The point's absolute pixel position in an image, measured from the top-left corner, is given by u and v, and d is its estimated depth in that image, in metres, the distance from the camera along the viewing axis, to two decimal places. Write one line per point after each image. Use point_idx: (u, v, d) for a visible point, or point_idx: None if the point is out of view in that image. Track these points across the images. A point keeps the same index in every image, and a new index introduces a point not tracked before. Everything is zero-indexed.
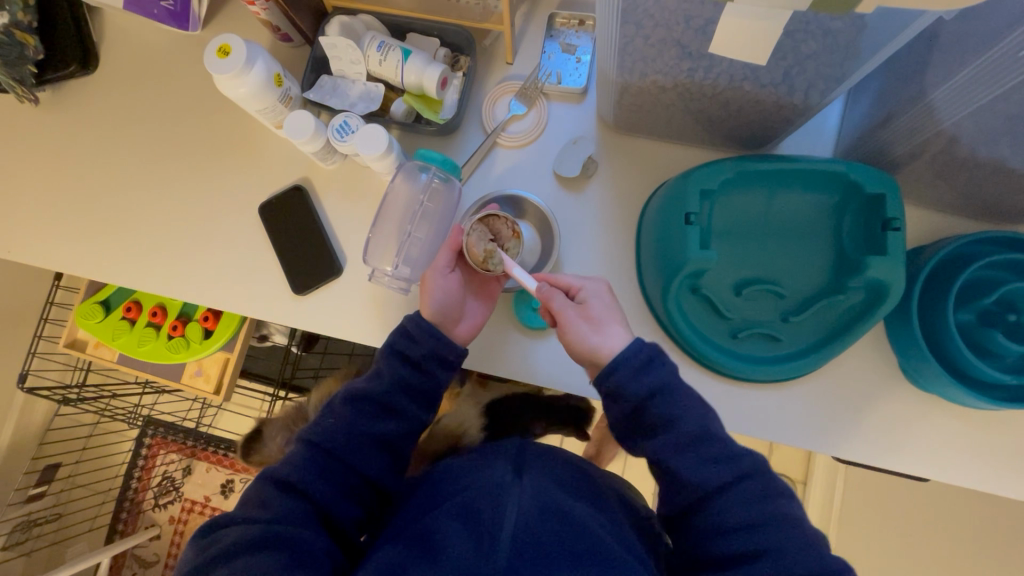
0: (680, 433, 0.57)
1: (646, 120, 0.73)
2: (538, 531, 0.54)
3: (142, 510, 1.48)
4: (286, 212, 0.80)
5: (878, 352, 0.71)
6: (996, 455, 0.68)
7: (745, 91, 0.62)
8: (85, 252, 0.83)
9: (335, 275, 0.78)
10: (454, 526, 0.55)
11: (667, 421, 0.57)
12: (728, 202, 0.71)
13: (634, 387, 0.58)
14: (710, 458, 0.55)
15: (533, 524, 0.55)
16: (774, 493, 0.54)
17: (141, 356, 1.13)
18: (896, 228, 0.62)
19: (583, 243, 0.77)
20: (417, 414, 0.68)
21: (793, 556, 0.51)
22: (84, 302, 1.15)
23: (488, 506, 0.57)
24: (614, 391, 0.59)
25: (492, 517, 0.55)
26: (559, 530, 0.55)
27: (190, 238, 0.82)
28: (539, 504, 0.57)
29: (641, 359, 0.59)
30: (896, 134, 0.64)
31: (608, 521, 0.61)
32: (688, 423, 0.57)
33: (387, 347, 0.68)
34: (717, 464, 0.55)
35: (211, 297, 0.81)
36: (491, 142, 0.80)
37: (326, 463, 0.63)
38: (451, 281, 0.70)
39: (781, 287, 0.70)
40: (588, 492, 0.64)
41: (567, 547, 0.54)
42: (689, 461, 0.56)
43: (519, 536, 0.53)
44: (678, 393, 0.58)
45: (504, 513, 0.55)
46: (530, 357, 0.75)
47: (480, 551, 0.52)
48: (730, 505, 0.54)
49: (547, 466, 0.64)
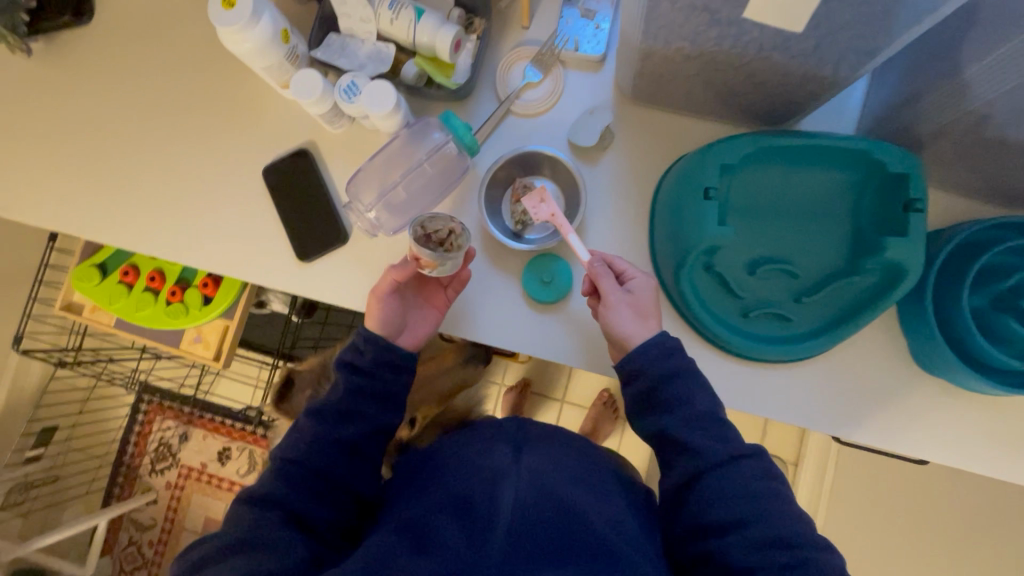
0: (707, 436, 0.60)
1: (666, 91, 0.71)
2: (527, 525, 0.53)
3: (138, 474, 1.48)
4: (290, 176, 0.78)
5: (888, 335, 0.71)
6: (990, 439, 0.69)
7: (773, 61, 0.60)
8: (79, 211, 0.80)
9: (340, 242, 0.76)
10: (454, 518, 0.53)
11: (692, 438, 0.60)
12: (745, 177, 0.70)
13: (656, 371, 0.62)
14: (742, 473, 0.58)
15: (525, 518, 0.53)
16: (791, 515, 0.56)
17: (138, 321, 1.11)
18: (918, 209, 0.61)
19: (597, 215, 0.75)
20: (378, 416, 0.67)
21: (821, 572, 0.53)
22: (79, 265, 1.12)
23: (484, 497, 0.55)
24: (637, 372, 0.63)
25: (490, 501, 0.54)
26: (554, 519, 0.54)
27: (190, 200, 0.79)
28: (536, 490, 0.56)
29: (666, 346, 0.63)
30: (924, 112, 0.62)
31: (610, 508, 0.59)
32: (701, 403, 0.61)
33: (337, 361, 0.70)
34: (741, 482, 0.58)
35: (209, 262, 0.79)
36: (505, 109, 0.77)
37: (305, 461, 0.64)
38: (393, 302, 0.70)
39: (795, 267, 0.70)
40: (593, 478, 0.63)
41: (557, 540, 0.52)
42: (713, 478, 0.58)
43: (515, 525, 0.52)
44: (700, 383, 0.62)
45: (501, 496, 0.55)
46: (524, 325, 0.74)
47: (473, 545, 0.51)
48: (758, 522, 0.56)
49: (547, 448, 0.64)
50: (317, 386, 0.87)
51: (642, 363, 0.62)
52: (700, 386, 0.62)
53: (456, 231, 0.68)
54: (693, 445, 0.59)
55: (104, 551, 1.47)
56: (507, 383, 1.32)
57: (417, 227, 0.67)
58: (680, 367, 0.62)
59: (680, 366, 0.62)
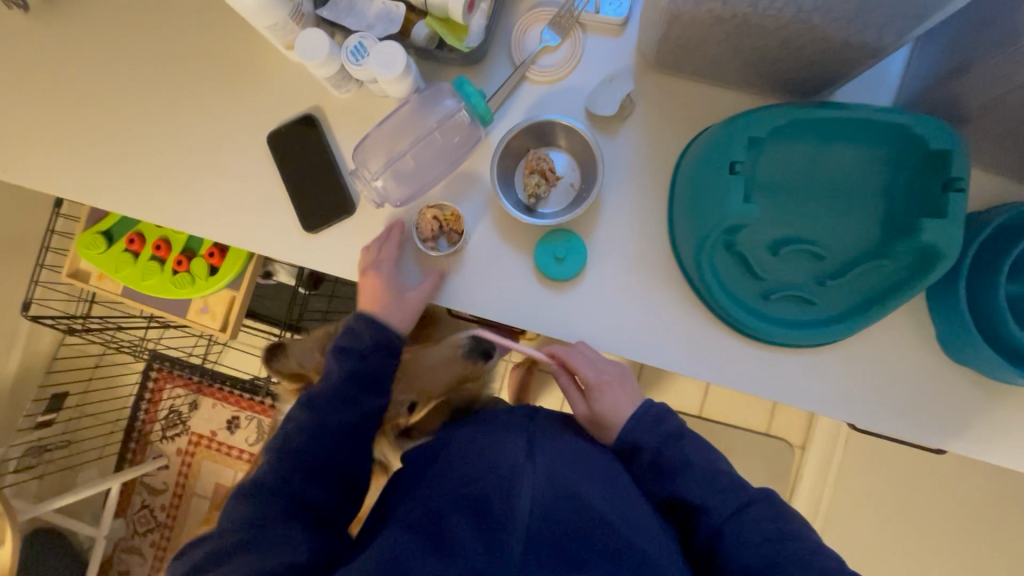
0: (723, 493, 0.61)
1: (692, 58, 0.67)
2: (547, 530, 0.52)
3: (150, 441, 1.50)
4: (294, 144, 0.75)
5: (915, 322, 0.68)
6: (1015, 432, 0.67)
7: (811, 25, 0.55)
8: (80, 176, 0.78)
9: (348, 212, 0.74)
10: (469, 523, 0.53)
11: (700, 496, 0.61)
12: (774, 152, 0.66)
13: (651, 441, 0.64)
14: (763, 523, 0.59)
15: (545, 522, 0.53)
16: (815, 553, 0.57)
17: (145, 290, 1.10)
18: (958, 189, 0.58)
19: (613, 190, 0.72)
20: (372, 404, 0.67)
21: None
22: (85, 232, 1.11)
23: (499, 500, 0.54)
24: (633, 444, 0.64)
25: (506, 503, 0.54)
26: (572, 519, 0.53)
27: (193, 166, 0.77)
28: (552, 487, 0.55)
29: (653, 416, 0.65)
30: (972, 85, 0.58)
31: (628, 503, 0.58)
32: (701, 459, 0.63)
33: (334, 347, 0.70)
34: (759, 526, 0.59)
35: (213, 231, 0.77)
36: (520, 76, 0.73)
37: (307, 446, 0.66)
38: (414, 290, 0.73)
39: (821, 249, 0.66)
40: (611, 470, 0.61)
41: (577, 545, 0.52)
42: (735, 529, 0.59)
43: (532, 530, 0.52)
44: (695, 439, 0.64)
45: (517, 496, 0.54)
46: (535, 303, 0.72)
47: (494, 555, 0.51)
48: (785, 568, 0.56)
49: (563, 439, 0.62)
50: None
51: (639, 440, 0.64)
52: (699, 447, 0.64)
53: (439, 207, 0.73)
54: (704, 504, 0.60)
55: (118, 513, 1.50)
56: (514, 359, 1.31)
57: (428, 244, 0.72)
58: (674, 432, 0.65)
59: (672, 431, 0.65)
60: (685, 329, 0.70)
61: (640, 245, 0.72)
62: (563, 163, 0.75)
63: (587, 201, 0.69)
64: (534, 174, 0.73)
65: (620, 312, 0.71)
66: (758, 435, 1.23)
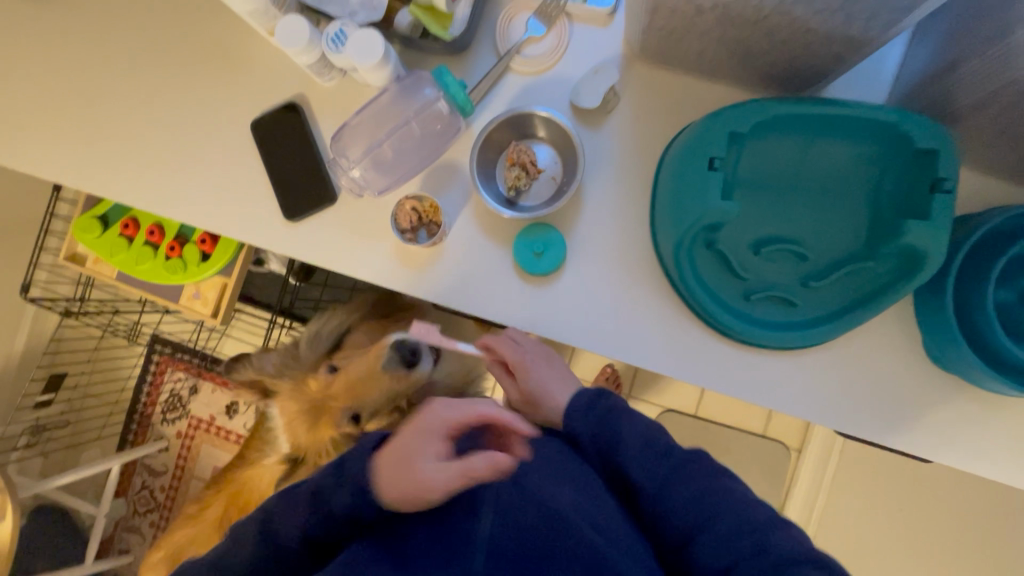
0: (656, 461, 0.59)
1: (676, 50, 0.65)
2: (508, 535, 0.51)
3: (151, 423, 1.51)
4: (278, 131, 0.75)
5: (901, 327, 0.66)
6: (1003, 440, 0.64)
7: (794, 16, 0.53)
8: (67, 160, 0.79)
9: (328, 202, 0.73)
10: (431, 533, 0.52)
11: (630, 465, 0.60)
12: (758, 148, 0.64)
13: (585, 424, 0.63)
14: (693, 482, 0.58)
15: (506, 527, 0.51)
16: (746, 502, 0.56)
17: (138, 275, 1.10)
18: (946, 190, 0.56)
19: (595, 185, 0.71)
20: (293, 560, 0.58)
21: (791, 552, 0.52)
22: (81, 217, 1.12)
23: (461, 509, 0.53)
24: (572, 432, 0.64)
25: (471, 508, 0.53)
26: (537, 522, 0.52)
27: (179, 153, 0.77)
28: (520, 494, 0.54)
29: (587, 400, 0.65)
30: (964, 81, 0.56)
31: (589, 498, 0.57)
32: (632, 427, 0.62)
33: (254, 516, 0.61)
34: (695, 482, 0.58)
35: (197, 217, 0.77)
36: (504, 66, 0.72)
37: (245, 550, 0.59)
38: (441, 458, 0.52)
39: (804, 249, 0.65)
40: (583, 475, 0.59)
41: (539, 551, 0.51)
42: (669, 489, 0.58)
43: (496, 535, 0.51)
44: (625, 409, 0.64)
45: (482, 503, 0.53)
46: (513, 299, 0.72)
47: (453, 566, 0.49)
48: (719, 521, 0.55)
49: (536, 445, 0.61)
50: (286, 363, 0.84)
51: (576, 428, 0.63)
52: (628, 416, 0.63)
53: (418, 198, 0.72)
54: (630, 469, 0.59)
55: (120, 492, 1.52)
56: None
57: (407, 234, 0.72)
58: (605, 410, 0.64)
59: (605, 409, 0.64)
60: (664, 328, 0.69)
61: (621, 243, 0.70)
62: (546, 157, 0.74)
63: (566, 196, 0.68)
64: (514, 167, 0.72)
65: (597, 308, 0.70)
66: (752, 437, 1.21)
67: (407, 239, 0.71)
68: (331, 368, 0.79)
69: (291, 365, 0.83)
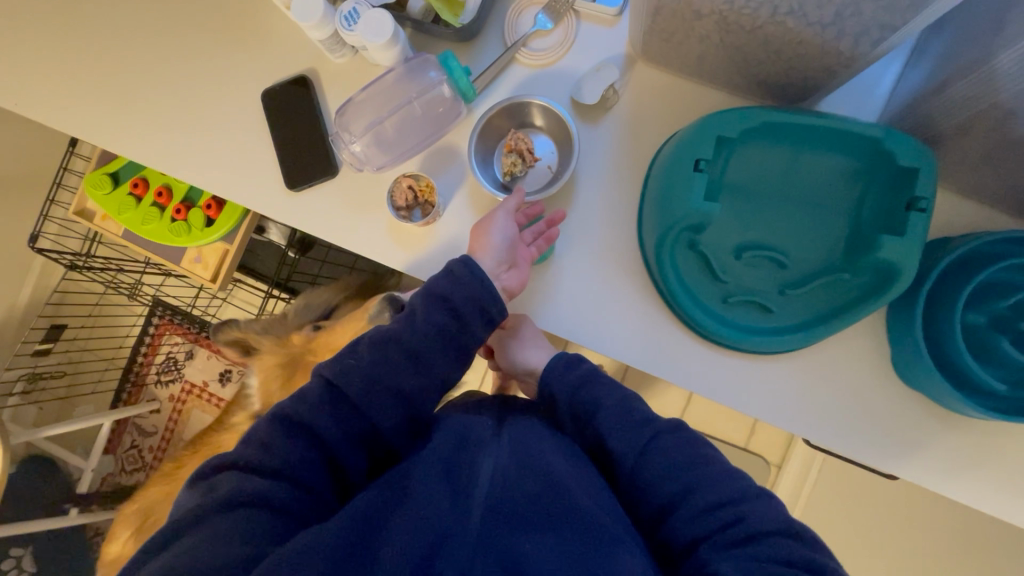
0: (638, 436, 0.60)
1: (677, 54, 0.67)
2: (509, 489, 0.52)
3: (145, 383, 1.54)
4: (287, 103, 0.77)
5: (873, 342, 0.67)
6: (964, 460, 0.66)
7: (787, 28, 0.55)
8: (82, 114, 0.81)
9: (330, 174, 0.76)
10: (434, 482, 0.53)
11: (607, 434, 0.61)
12: (745, 155, 0.67)
13: (564, 389, 0.65)
14: (675, 459, 0.58)
15: (505, 481, 0.53)
16: (728, 475, 0.56)
17: (143, 234, 1.13)
18: (921, 209, 0.57)
19: (588, 180, 0.73)
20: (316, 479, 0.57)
21: (770, 523, 0.53)
22: (92, 172, 1.14)
23: (463, 464, 0.55)
24: (552, 396, 0.66)
25: (469, 474, 0.54)
26: (535, 483, 0.53)
27: (189, 117, 0.80)
28: (516, 460, 0.56)
29: (577, 376, 0.65)
30: (949, 103, 0.57)
31: (574, 467, 0.59)
32: (610, 398, 0.63)
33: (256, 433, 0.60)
34: (675, 451, 0.58)
35: (203, 180, 0.79)
36: (510, 56, 0.74)
37: (326, 409, 0.59)
38: (512, 231, 0.67)
39: (784, 257, 0.67)
40: (565, 445, 0.62)
41: (540, 503, 0.52)
42: (649, 463, 0.58)
43: (493, 494, 0.52)
44: (603, 379, 0.65)
45: (479, 469, 0.54)
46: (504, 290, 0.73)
47: (455, 507, 0.50)
48: (698, 492, 0.55)
49: (530, 425, 0.64)
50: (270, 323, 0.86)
51: (553, 389, 0.66)
52: (606, 386, 0.64)
53: (415, 178, 0.73)
54: (607, 438, 0.61)
55: (108, 449, 1.55)
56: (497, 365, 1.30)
57: (402, 213, 0.73)
58: (586, 375, 0.65)
59: (583, 374, 0.65)
60: (644, 326, 0.71)
61: (608, 238, 0.72)
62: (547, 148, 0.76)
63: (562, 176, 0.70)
64: (512, 153, 0.74)
65: (579, 300, 0.72)
66: (734, 447, 1.22)
67: (403, 219, 0.73)
68: (315, 329, 0.84)
69: (276, 325, 0.86)
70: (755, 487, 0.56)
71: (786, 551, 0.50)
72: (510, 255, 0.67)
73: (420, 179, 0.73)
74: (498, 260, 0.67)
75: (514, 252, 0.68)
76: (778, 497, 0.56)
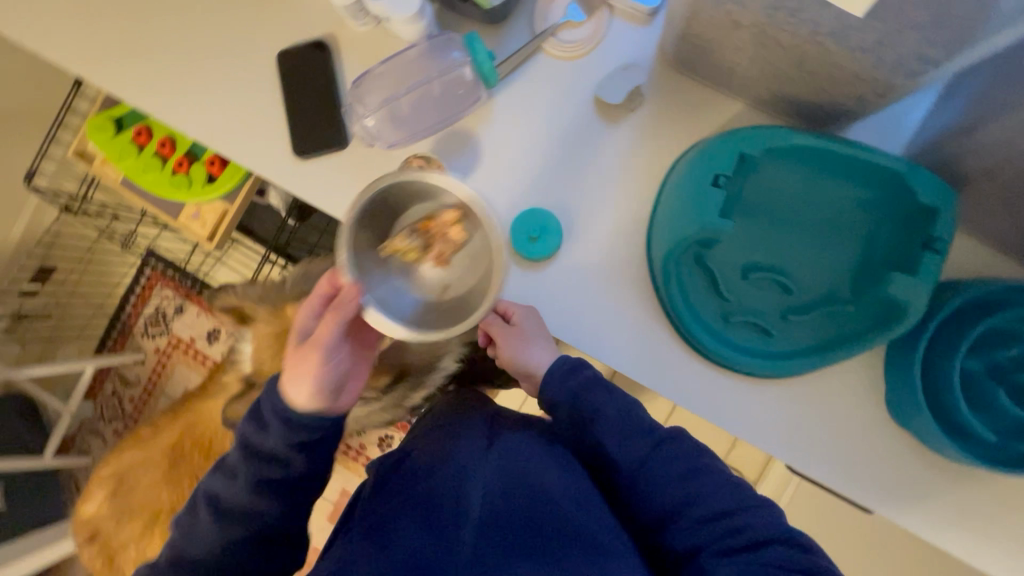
0: (636, 450, 0.61)
1: (708, 62, 0.65)
2: (500, 512, 0.55)
3: (131, 334, 1.53)
4: (302, 67, 0.75)
5: (869, 376, 0.67)
6: (944, 503, 0.66)
7: (827, 49, 0.53)
8: (88, 54, 0.78)
9: (338, 145, 0.74)
10: (423, 518, 0.56)
11: (607, 444, 0.62)
12: (765, 174, 0.65)
13: (561, 395, 0.64)
14: (677, 469, 0.60)
15: (496, 506, 0.56)
16: (730, 486, 0.59)
17: (143, 184, 1.11)
18: (937, 250, 0.57)
19: (603, 181, 0.71)
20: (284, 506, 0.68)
21: (768, 535, 0.56)
22: (95, 115, 1.11)
23: (453, 490, 0.58)
24: (550, 402, 0.65)
25: (458, 502, 0.57)
26: (523, 505, 0.56)
27: (199, 70, 0.77)
28: (504, 482, 0.58)
29: (576, 383, 0.64)
30: (980, 145, 0.56)
31: (568, 478, 0.60)
32: (610, 407, 0.62)
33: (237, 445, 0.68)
34: (677, 463, 0.60)
35: (207, 136, 0.77)
36: (537, 45, 0.72)
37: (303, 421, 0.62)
38: (343, 352, 0.63)
39: (790, 281, 0.66)
40: (558, 456, 0.64)
41: (530, 526, 0.55)
42: (649, 475, 0.60)
43: (485, 518, 0.55)
44: (604, 387, 0.64)
45: (468, 492, 0.57)
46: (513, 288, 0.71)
47: (446, 538, 0.54)
48: (699, 503, 0.58)
49: (519, 437, 0.65)
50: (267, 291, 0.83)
51: (552, 397, 0.64)
52: (605, 396, 0.63)
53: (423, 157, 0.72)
54: (607, 448, 0.62)
55: (88, 394, 1.54)
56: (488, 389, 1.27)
57: None
58: (586, 381, 0.64)
59: (582, 381, 0.64)
60: (643, 336, 0.70)
61: (617, 243, 0.71)
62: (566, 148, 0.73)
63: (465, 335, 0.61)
64: (417, 236, 0.56)
65: (582, 303, 0.71)
66: None
67: None
68: None
69: (273, 293, 0.82)
70: (754, 498, 0.59)
71: (783, 560, 0.54)
72: (337, 383, 0.64)
73: (428, 158, 0.72)
74: (322, 392, 0.63)
75: (342, 368, 0.64)
76: (777, 506, 0.59)
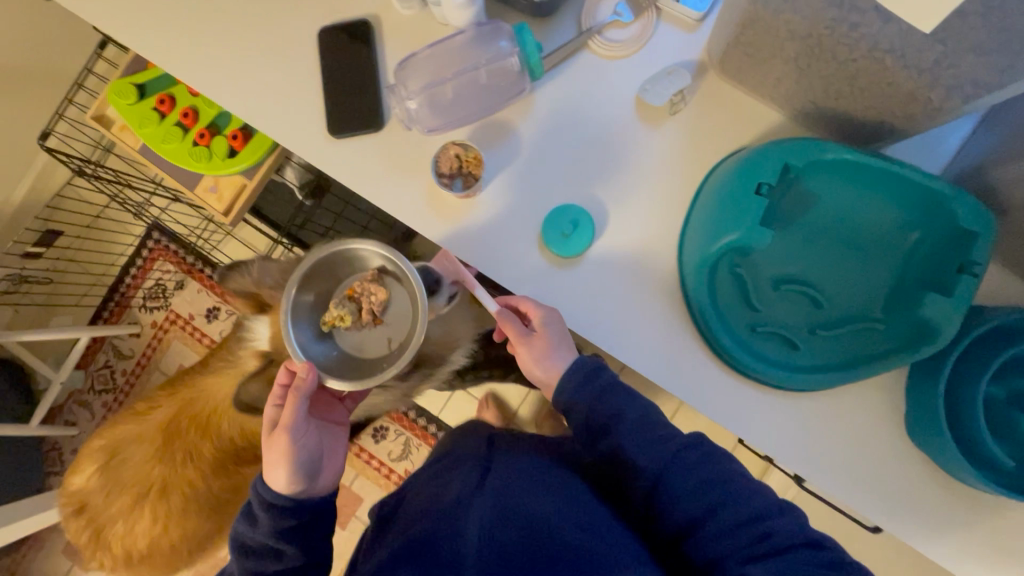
0: (649, 464, 0.60)
1: (754, 73, 0.65)
2: (501, 539, 0.54)
3: (128, 306, 1.49)
4: (342, 45, 0.74)
5: (889, 396, 0.67)
6: (953, 527, 0.66)
7: (882, 65, 0.54)
8: (126, 14, 0.77)
9: (374, 127, 0.73)
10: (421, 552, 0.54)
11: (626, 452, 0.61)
12: (803, 188, 0.66)
13: (580, 399, 0.64)
14: (700, 475, 0.59)
15: (495, 534, 0.54)
16: (752, 491, 0.58)
17: (162, 152, 1.09)
18: (974, 273, 0.57)
19: (639, 182, 0.71)
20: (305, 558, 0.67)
21: (794, 540, 0.55)
22: (118, 80, 1.09)
23: (449, 525, 0.56)
24: (568, 406, 0.65)
25: (456, 537, 0.54)
26: (523, 529, 0.55)
27: (236, 40, 0.76)
28: (501, 512, 0.57)
29: (595, 388, 0.64)
30: None
31: (574, 503, 0.59)
32: (631, 411, 0.62)
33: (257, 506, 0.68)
34: (696, 473, 0.59)
35: (239, 107, 0.76)
36: (583, 41, 0.72)
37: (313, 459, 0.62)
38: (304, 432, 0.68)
39: (821, 296, 0.66)
40: (561, 482, 0.63)
41: (533, 547, 0.53)
42: (668, 485, 0.59)
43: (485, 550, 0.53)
44: (620, 394, 0.64)
45: (467, 527, 0.55)
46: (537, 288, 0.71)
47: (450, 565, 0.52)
48: (725, 508, 0.57)
49: (516, 470, 0.65)
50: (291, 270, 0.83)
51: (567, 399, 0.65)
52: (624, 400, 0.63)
53: (462, 148, 0.71)
54: (630, 455, 0.61)
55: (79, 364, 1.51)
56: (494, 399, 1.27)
57: (442, 178, 0.71)
58: (603, 387, 0.64)
59: (606, 383, 0.64)
60: (668, 340, 0.70)
61: (648, 246, 0.71)
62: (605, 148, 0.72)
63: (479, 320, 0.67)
64: (347, 304, 0.69)
65: (609, 304, 0.70)
66: None
67: (444, 185, 0.71)
68: None
69: None
70: (778, 502, 0.58)
71: (812, 563, 0.54)
72: (312, 465, 0.68)
73: (467, 150, 0.71)
74: (302, 477, 0.68)
75: (312, 469, 0.68)
76: (800, 510, 0.59)
